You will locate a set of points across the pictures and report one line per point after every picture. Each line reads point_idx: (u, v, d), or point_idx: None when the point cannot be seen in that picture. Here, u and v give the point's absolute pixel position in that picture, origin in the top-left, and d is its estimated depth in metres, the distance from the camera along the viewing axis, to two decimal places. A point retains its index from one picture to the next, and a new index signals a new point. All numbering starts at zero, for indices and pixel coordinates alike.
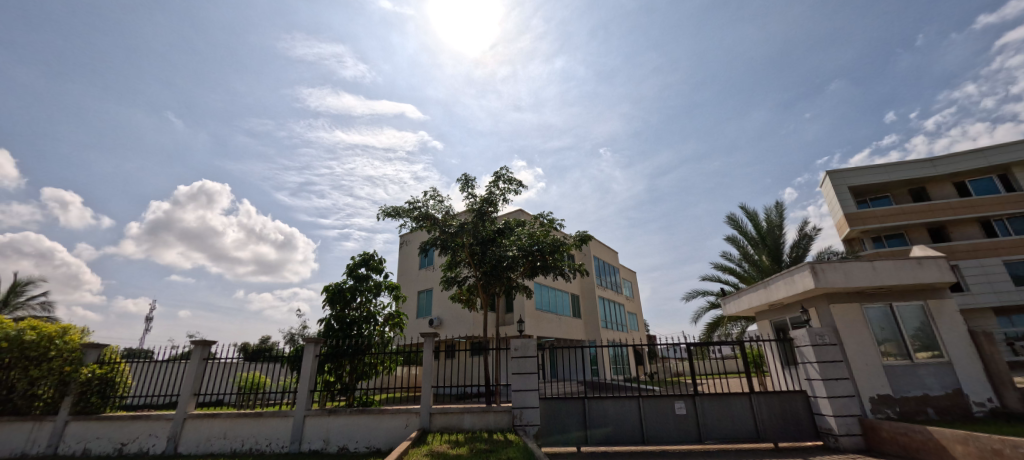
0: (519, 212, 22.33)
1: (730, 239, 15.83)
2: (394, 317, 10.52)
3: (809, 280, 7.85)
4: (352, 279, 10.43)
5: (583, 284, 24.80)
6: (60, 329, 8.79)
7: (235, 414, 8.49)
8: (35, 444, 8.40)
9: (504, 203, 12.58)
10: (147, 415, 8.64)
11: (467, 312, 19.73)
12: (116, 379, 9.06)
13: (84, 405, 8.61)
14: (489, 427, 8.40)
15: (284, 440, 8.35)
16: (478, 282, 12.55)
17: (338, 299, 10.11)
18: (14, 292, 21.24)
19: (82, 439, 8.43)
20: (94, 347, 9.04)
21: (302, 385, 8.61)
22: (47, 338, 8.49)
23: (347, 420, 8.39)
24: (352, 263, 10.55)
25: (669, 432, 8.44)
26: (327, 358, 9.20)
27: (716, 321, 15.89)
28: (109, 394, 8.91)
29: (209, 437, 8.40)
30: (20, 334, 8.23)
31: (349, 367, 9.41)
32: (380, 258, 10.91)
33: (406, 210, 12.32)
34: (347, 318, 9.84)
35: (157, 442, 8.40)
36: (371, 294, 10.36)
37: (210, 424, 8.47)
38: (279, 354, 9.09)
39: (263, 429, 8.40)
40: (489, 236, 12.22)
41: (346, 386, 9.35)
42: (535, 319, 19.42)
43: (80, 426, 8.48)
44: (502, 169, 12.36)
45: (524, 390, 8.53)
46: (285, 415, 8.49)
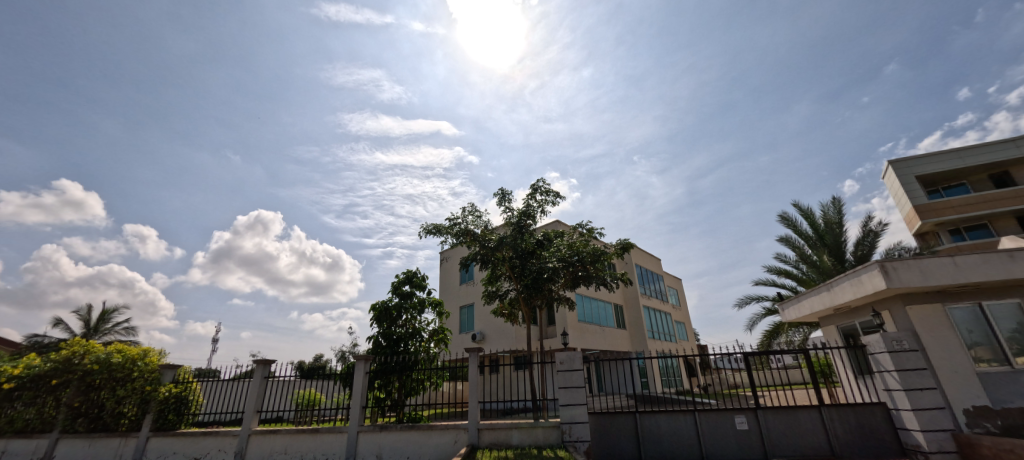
0: (557, 222, 22.12)
1: (785, 239, 14.85)
2: (438, 332, 10.67)
3: (879, 281, 7.21)
4: (397, 297, 10.69)
5: (626, 293, 24.14)
6: (141, 351, 9.67)
7: (294, 429, 8.86)
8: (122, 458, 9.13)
9: (541, 215, 12.60)
10: (216, 431, 9.18)
11: (510, 326, 19.73)
12: (190, 397, 9.71)
13: (163, 422, 9.25)
14: (537, 442, 8.24)
15: (339, 456, 8.60)
16: (520, 295, 12.50)
17: (384, 317, 10.37)
18: (103, 319, 23.56)
19: (162, 454, 9.05)
20: (169, 368, 9.80)
21: (354, 402, 8.89)
22: (130, 360, 9.36)
23: (398, 436, 8.54)
24: (397, 280, 10.86)
25: (729, 449, 7.93)
26: (377, 374, 9.47)
27: (775, 329, 14.86)
28: (183, 411, 9.52)
29: (271, 452, 8.80)
30: (108, 357, 9.20)
31: (399, 383, 9.62)
32: (423, 275, 11.20)
33: (446, 226, 12.60)
34: (394, 334, 10.09)
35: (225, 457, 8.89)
36: (415, 311, 10.59)
37: (271, 439, 8.87)
38: (331, 371, 9.44)
39: (319, 444, 8.72)
40: (529, 249, 12.18)
41: (396, 402, 9.50)
42: (578, 331, 19.08)
43: (159, 442, 9.12)
44: (539, 181, 12.46)
45: (572, 404, 8.32)
46: (339, 431, 8.76)
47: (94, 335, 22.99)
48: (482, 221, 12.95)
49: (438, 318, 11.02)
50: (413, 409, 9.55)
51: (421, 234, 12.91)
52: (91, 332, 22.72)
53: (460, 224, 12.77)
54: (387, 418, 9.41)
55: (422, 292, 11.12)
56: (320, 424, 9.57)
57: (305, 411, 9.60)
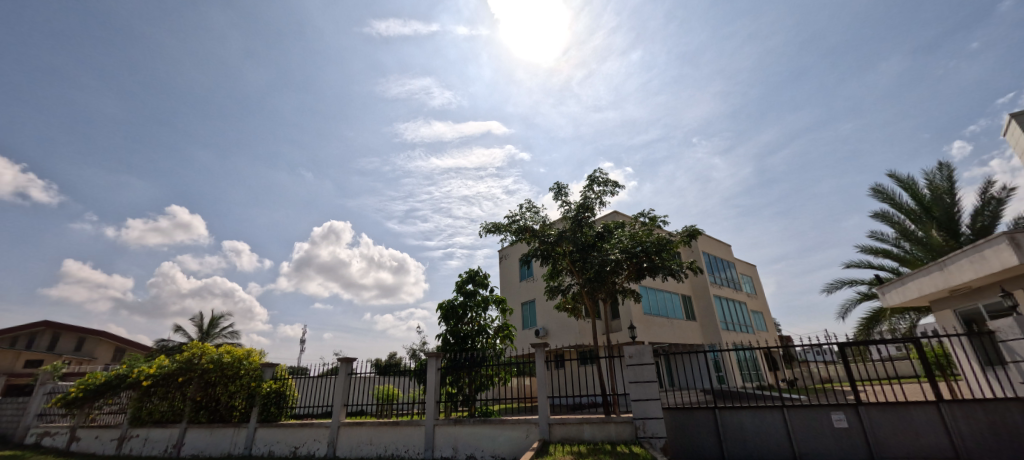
0: (615, 213, 21.52)
1: (880, 215, 13.25)
2: (503, 329, 10.85)
3: (1009, 256, 6.17)
4: (462, 295, 11.01)
5: (695, 283, 22.93)
6: (246, 351, 10.95)
7: (377, 422, 9.47)
8: (237, 446, 10.31)
9: (600, 207, 12.32)
10: (311, 423, 10.08)
11: (573, 321, 19.56)
12: (287, 391, 10.73)
13: (267, 414, 10.33)
14: (610, 438, 8.09)
15: (419, 447, 9.06)
16: (583, 289, 12.32)
17: (451, 316, 10.73)
18: (213, 324, 26.83)
19: (268, 443, 10.07)
20: (269, 365, 10.92)
21: (429, 397, 9.31)
22: (237, 359, 10.66)
23: (471, 429, 8.82)
24: (461, 279, 11.19)
25: (827, 448, 7.25)
26: (448, 370, 9.85)
27: (874, 315, 13.32)
28: (282, 405, 10.56)
29: (358, 443, 9.48)
30: (221, 357, 10.56)
31: (469, 378, 9.92)
32: (485, 273, 11.42)
33: (505, 224, 12.75)
34: (461, 332, 10.43)
35: (319, 446, 9.74)
36: (480, 309, 10.85)
37: (358, 431, 9.57)
38: (406, 368, 9.97)
39: (400, 436, 9.25)
40: (590, 242, 11.96)
41: (467, 397, 9.79)
42: (645, 324, 18.45)
43: (265, 431, 10.18)
44: (595, 172, 12.20)
45: (644, 400, 8.07)
46: (417, 424, 9.22)
47: (207, 338, 26.26)
48: (540, 216, 12.94)
49: (502, 315, 11.19)
50: (484, 404, 9.82)
51: (481, 233, 13.18)
52: (204, 336, 25.98)
53: (519, 221, 12.86)
54: (460, 412, 9.77)
55: (485, 290, 11.37)
56: (399, 417, 10.15)
57: (385, 405, 10.25)
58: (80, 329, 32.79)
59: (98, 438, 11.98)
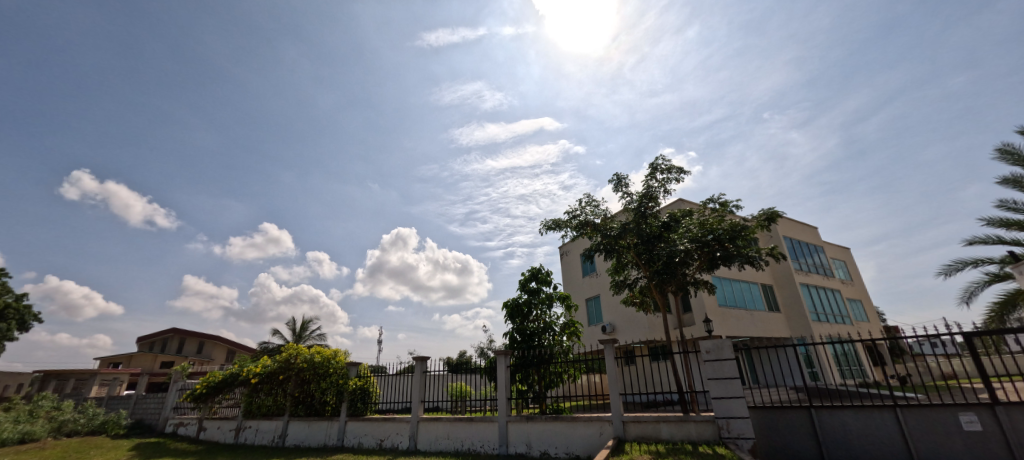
0: (681, 200, 20.41)
1: (1011, 181, 11.23)
2: (569, 325, 10.74)
3: None
4: (525, 293, 11.06)
5: (777, 271, 21.07)
6: (333, 351, 12.02)
7: (453, 418, 9.80)
8: (331, 437, 11.18)
9: (664, 195, 11.74)
10: (394, 417, 10.68)
11: (642, 315, 18.87)
12: (370, 388, 11.48)
13: (355, 409, 11.16)
14: (691, 438, 7.67)
15: (494, 442, 9.24)
16: (651, 282, 11.82)
17: (517, 314, 10.81)
18: (303, 328, 29.53)
19: (357, 435, 10.85)
20: (353, 364, 11.74)
21: (500, 394, 9.46)
22: (326, 359, 11.79)
23: (544, 426, 8.82)
24: (524, 278, 11.24)
25: (955, 454, 6.29)
26: (517, 367, 9.94)
27: (1009, 300, 11.32)
28: (367, 401, 11.33)
29: (437, 437, 9.88)
30: (313, 357, 11.78)
31: (539, 376, 9.94)
32: (547, 270, 11.38)
33: (565, 220, 12.59)
34: (528, 329, 10.49)
35: (402, 440, 10.29)
36: (544, 306, 10.83)
37: (436, 426, 9.98)
38: (476, 366, 10.23)
39: (475, 432, 9.50)
40: (655, 233, 11.42)
41: (538, 394, 9.81)
42: (721, 317, 17.31)
43: (354, 425, 10.97)
44: (658, 159, 11.63)
45: (727, 397, 7.54)
46: (491, 420, 9.41)
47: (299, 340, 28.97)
48: (600, 209, 12.62)
49: (567, 311, 11.08)
50: (555, 400, 9.77)
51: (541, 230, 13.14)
52: (297, 338, 28.69)
53: (579, 216, 12.65)
54: (532, 409, 9.82)
55: (548, 287, 11.33)
56: (473, 413, 10.43)
57: (459, 401, 10.58)
58: (198, 334, 37.55)
59: (220, 428, 13.65)
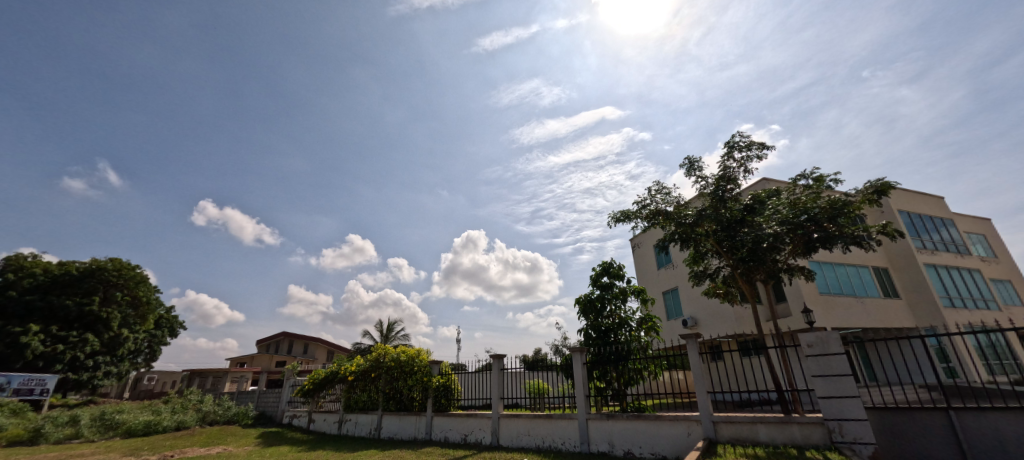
0: (766, 180, 18.55)
1: None
2: (646, 320, 10.19)
3: None
4: (598, 289, 10.71)
5: (892, 252, 18.29)
6: (416, 351, 12.53)
7: (532, 414, 9.79)
8: (420, 431, 11.72)
9: (745, 175, 10.71)
10: (475, 413, 10.93)
11: (728, 307, 17.48)
12: (452, 385, 11.84)
13: (440, 405, 11.66)
14: (795, 442, 6.85)
15: (575, 440, 9.05)
16: (735, 272, 10.84)
17: (590, 309, 10.48)
18: (389, 329, 31.64)
19: (443, 430, 11.28)
20: (435, 362, 12.29)
21: (578, 391, 9.26)
22: (411, 358, 12.32)
23: (626, 424, 8.45)
24: (595, 273, 10.91)
25: None
26: (594, 364, 9.65)
27: None
28: (450, 397, 11.77)
29: (518, 434, 9.93)
30: (399, 356, 12.38)
31: (617, 372, 9.53)
32: (619, 264, 10.94)
33: (635, 211, 12.01)
34: (602, 326, 10.17)
35: (485, 435, 10.47)
36: (618, 301, 10.41)
37: (516, 422, 10.04)
38: (552, 363, 10.13)
39: (555, 429, 9.38)
40: (737, 217, 10.41)
41: (618, 392, 9.44)
42: (824, 307, 15.45)
43: (440, 420, 11.43)
44: (734, 136, 10.63)
45: (838, 397, 6.61)
46: (570, 418, 9.23)
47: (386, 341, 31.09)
48: (672, 196, 11.83)
49: (644, 305, 10.53)
50: (636, 398, 9.31)
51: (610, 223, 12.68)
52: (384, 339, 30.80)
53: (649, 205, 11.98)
54: (612, 407, 9.47)
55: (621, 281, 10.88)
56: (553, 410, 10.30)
57: (537, 398, 10.48)
58: (304, 336, 41.91)
59: (326, 420, 15.01)
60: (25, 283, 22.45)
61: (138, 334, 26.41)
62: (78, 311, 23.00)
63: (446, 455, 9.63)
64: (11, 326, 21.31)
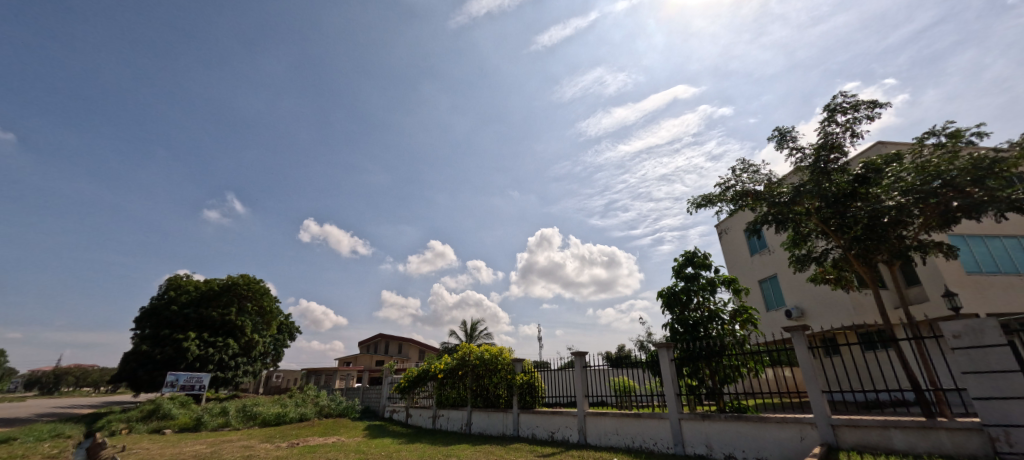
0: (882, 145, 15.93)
1: None
2: (741, 312, 9.23)
3: None
4: (682, 280, 9.93)
5: None
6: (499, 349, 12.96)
7: (620, 413, 9.37)
8: (508, 427, 11.87)
9: (852, 140, 9.17)
10: (561, 411, 10.78)
11: (841, 295, 15.31)
12: (536, 383, 11.89)
13: (525, 401, 11.72)
14: (943, 451, 5.69)
15: (668, 441, 8.46)
16: (848, 254, 9.37)
17: (674, 302, 9.74)
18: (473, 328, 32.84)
19: (530, 426, 11.29)
20: (518, 360, 12.47)
21: (668, 389, 8.66)
22: (494, 356, 12.74)
23: (725, 426, 7.71)
24: (677, 263, 10.12)
25: None
26: (683, 361, 8.96)
27: None
28: (534, 394, 11.78)
29: (606, 432, 9.56)
30: (482, 354, 12.85)
31: (711, 369, 8.74)
32: (704, 253, 10.03)
33: (718, 194, 10.96)
34: (690, 319, 9.25)
35: (571, 433, 10.26)
36: (707, 292, 9.56)
37: (604, 421, 9.68)
38: (638, 360, 9.60)
39: (644, 429, 8.88)
40: (847, 191, 8.97)
41: (712, 390, 8.64)
42: (972, 289, 12.83)
43: (527, 416, 11.47)
44: (834, 98, 9.23)
45: (1002, 399, 5.34)
46: (661, 417, 8.67)
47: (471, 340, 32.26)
48: (763, 174, 10.59)
49: (737, 296, 9.56)
50: (735, 398, 8.47)
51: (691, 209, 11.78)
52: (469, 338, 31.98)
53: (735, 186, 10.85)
54: (707, 407, 8.72)
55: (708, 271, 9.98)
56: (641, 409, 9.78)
57: (624, 396, 10.02)
58: (398, 337, 45.15)
59: (421, 415, 15.91)
60: (183, 298, 27.06)
61: (264, 338, 30.48)
62: (222, 320, 27.22)
63: (533, 451, 9.61)
64: (175, 333, 25.65)
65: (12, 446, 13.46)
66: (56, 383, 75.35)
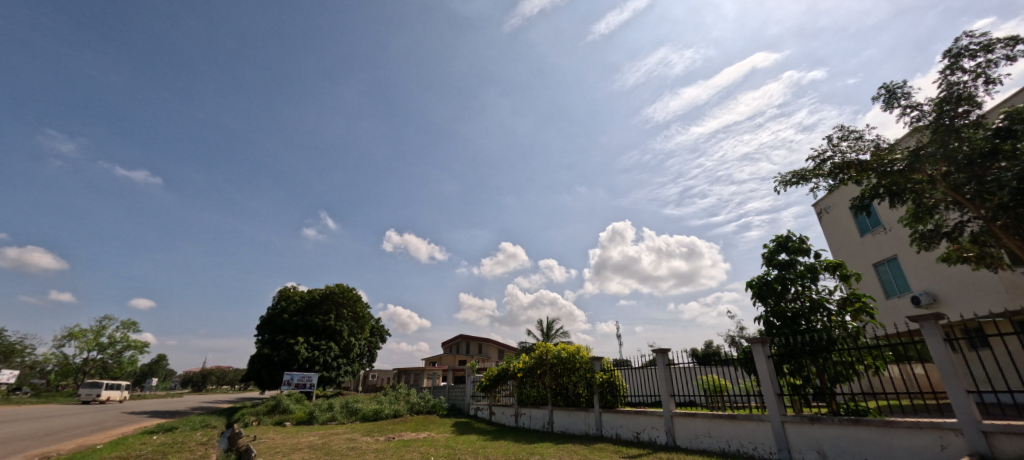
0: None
1: None
2: (853, 301, 7.72)
3: None
4: (775, 269, 8.63)
5: None
6: (575, 348, 12.23)
7: (711, 414, 8.13)
8: (590, 427, 11.08)
9: (984, 90, 7.25)
10: (645, 410, 9.72)
11: (991, 275, 12.39)
12: (617, 381, 11.05)
13: (606, 401, 10.90)
14: None
15: (770, 447, 7.24)
16: (995, 226, 7.07)
17: (767, 293, 8.42)
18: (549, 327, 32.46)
19: (613, 426, 10.38)
20: (597, 358, 11.71)
21: (766, 389, 7.43)
22: (572, 354, 12.04)
23: (839, 431, 6.50)
24: (767, 251, 8.88)
25: None
26: (783, 357, 7.59)
27: None
28: (616, 393, 10.92)
29: (698, 436, 8.34)
30: (561, 353, 12.23)
31: (818, 367, 7.29)
32: (800, 237, 8.72)
33: (812, 170, 9.43)
34: (788, 311, 8.01)
35: (658, 434, 9.12)
36: (807, 280, 8.18)
37: (693, 422, 8.47)
38: (727, 356, 8.35)
39: (742, 432, 7.63)
40: (986, 148, 6.77)
41: (822, 391, 7.23)
42: None
43: (609, 416, 10.60)
44: (957, 40, 7.40)
45: None
46: (761, 420, 7.43)
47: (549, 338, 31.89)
48: (868, 140, 8.90)
49: (845, 283, 8.06)
50: (851, 399, 6.98)
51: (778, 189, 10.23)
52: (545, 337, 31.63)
53: (833, 158, 9.18)
54: (817, 409, 7.30)
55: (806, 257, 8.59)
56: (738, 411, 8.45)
57: (716, 395, 8.68)
58: (479, 337, 46.19)
59: (504, 413, 15.72)
60: (291, 307, 30.13)
61: (359, 340, 32.65)
62: (324, 325, 29.89)
63: (618, 452, 8.63)
64: (288, 338, 28.53)
65: (172, 433, 15.54)
66: (201, 381, 88.45)
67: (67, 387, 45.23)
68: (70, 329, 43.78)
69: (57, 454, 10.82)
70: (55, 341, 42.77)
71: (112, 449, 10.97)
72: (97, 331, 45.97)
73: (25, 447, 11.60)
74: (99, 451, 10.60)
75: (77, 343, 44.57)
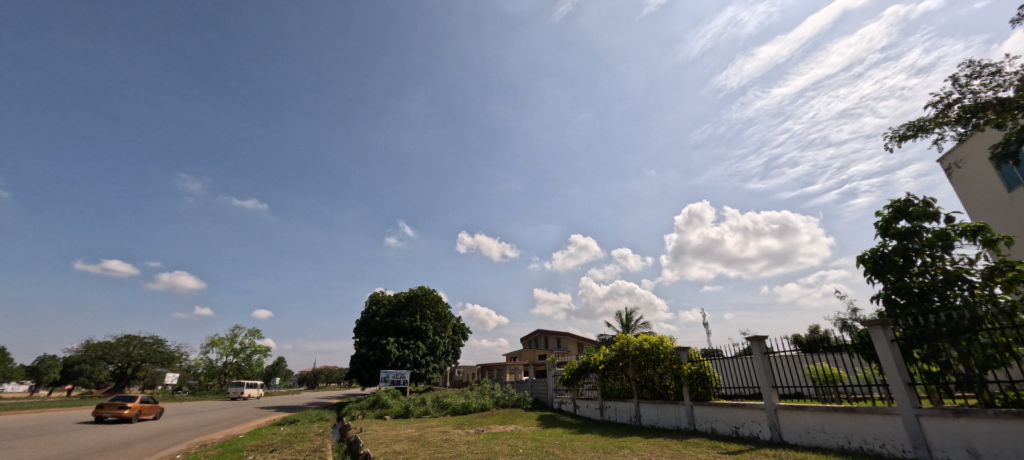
0: None
1: None
2: (1004, 270, 6.40)
3: None
4: (894, 239, 7.43)
5: None
6: (659, 338, 11.67)
7: (824, 406, 7.23)
8: (682, 421, 10.46)
9: None
10: (744, 403, 8.90)
11: None
12: (707, 372, 10.32)
13: (697, 393, 10.22)
14: None
15: (903, 443, 6.25)
16: None
17: (886, 268, 7.28)
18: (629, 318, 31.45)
19: (708, 420, 9.68)
20: (683, 349, 10.96)
21: (892, 377, 6.44)
22: (655, 345, 11.52)
23: (997, 426, 5.41)
24: (882, 220, 7.69)
25: None
26: (912, 341, 6.50)
27: None
28: (708, 385, 10.23)
29: (809, 431, 7.48)
30: (642, 344, 11.83)
31: (961, 350, 6.07)
32: (924, 200, 7.41)
33: (935, 117, 7.96)
34: (914, 287, 6.84)
35: (761, 429, 8.31)
36: (938, 249, 6.93)
37: (803, 416, 7.60)
38: (839, 342, 7.36)
39: (865, 426, 6.68)
40: None
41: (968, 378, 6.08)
42: None
43: (702, 409, 9.92)
44: None
45: None
46: (889, 413, 6.44)
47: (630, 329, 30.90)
48: (1009, 73, 7.34)
49: (990, 249, 6.69)
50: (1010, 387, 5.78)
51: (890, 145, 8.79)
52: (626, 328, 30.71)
53: (962, 100, 7.66)
54: (962, 401, 6.07)
55: (934, 223, 7.29)
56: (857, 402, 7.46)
57: (828, 386, 7.73)
58: (558, 331, 46.18)
59: (589, 406, 15.44)
60: (381, 311, 32.94)
61: (445, 338, 34.35)
62: (411, 326, 31.72)
63: (715, 447, 8.01)
64: (381, 338, 30.89)
65: (295, 425, 17.57)
66: (314, 380, 99.29)
67: (215, 386, 53.36)
68: (213, 337, 51.57)
69: (210, 441, 12.72)
70: (203, 348, 50.67)
71: (250, 438, 12.69)
72: (232, 338, 53.50)
73: (187, 436, 13.89)
74: (242, 440, 12.37)
75: (218, 349, 52.39)
